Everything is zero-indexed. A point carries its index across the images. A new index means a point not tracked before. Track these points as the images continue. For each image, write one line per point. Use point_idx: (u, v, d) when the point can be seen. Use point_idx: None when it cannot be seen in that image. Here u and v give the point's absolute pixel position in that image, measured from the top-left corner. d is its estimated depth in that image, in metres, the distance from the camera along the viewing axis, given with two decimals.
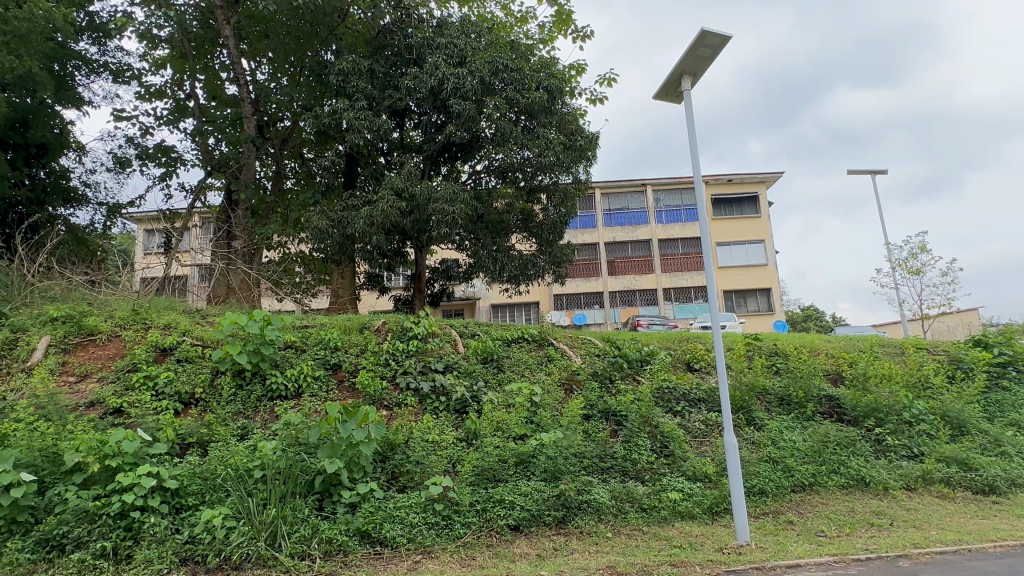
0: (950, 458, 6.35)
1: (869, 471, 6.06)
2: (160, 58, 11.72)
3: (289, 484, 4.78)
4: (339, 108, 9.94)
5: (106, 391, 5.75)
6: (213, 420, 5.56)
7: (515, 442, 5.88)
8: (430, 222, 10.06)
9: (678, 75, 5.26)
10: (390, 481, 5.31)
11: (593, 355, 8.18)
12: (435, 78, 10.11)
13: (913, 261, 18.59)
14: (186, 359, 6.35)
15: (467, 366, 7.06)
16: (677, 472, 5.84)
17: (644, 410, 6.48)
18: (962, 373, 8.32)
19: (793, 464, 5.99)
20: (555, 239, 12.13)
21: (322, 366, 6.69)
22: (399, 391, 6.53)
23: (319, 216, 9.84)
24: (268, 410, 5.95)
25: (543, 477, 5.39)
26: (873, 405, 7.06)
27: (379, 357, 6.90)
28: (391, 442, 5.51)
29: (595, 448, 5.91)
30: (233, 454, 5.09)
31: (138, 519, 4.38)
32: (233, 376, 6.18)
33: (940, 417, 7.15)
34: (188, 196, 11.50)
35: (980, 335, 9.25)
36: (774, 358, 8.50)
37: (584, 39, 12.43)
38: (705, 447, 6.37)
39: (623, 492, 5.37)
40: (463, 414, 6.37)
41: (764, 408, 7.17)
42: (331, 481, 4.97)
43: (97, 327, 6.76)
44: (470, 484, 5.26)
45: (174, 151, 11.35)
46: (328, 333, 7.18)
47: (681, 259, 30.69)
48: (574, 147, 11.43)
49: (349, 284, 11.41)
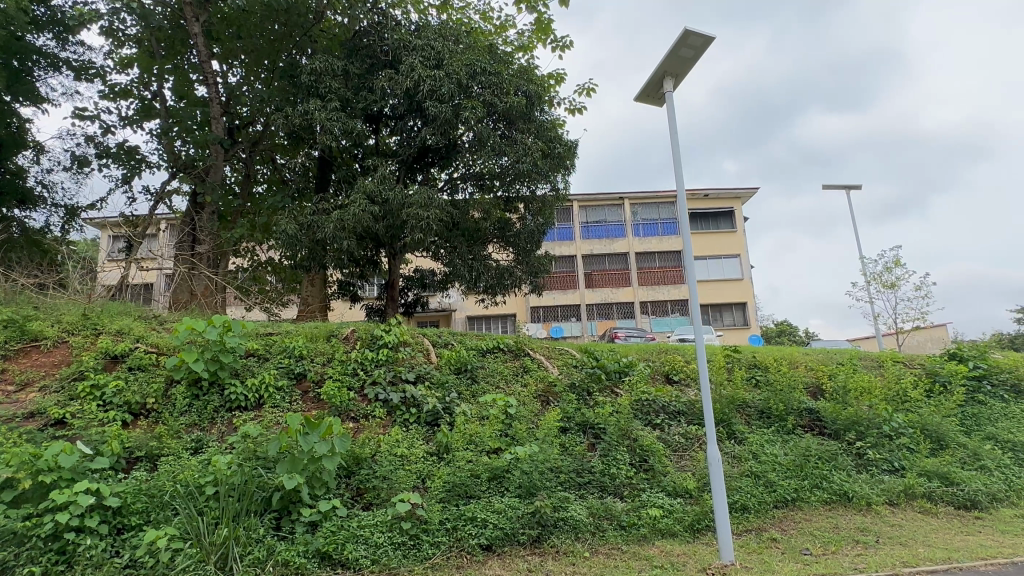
0: (932, 473, 6.24)
1: (852, 486, 5.90)
2: (126, 56, 11.33)
3: (244, 501, 4.44)
4: (311, 108, 9.62)
5: (48, 401, 5.33)
6: (164, 432, 5.18)
7: (488, 456, 5.61)
8: (404, 228, 9.78)
9: (661, 76, 5.12)
10: (354, 498, 4.99)
11: (571, 366, 7.95)
12: (411, 80, 9.88)
13: (887, 275, 18.80)
14: (138, 368, 5.95)
15: (440, 377, 6.78)
16: (657, 488, 5.61)
17: (622, 423, 6.24)
18: (940, 387, 8.28)
19: (775, 479, 5.82)
20: (533, 248, 11.92)
21: (286, 376, 6.34)
22: (367, 403, 6.19)
23: (288, 219, 9.48)
24: (226, 423, 5.58)
25: (517, 493, 5.11)
26: (854, 418, 6.94)
27: (347, 367, 6.56)
28: (357, 456, 5.20)
29: (572, 463, 5.66)
30: (184, 469, 4.73)
31: (72, 541, 4.01)
32: (189, 385, 5.79)
33: (920, 430, 7.06)
34: (151, 200, 11.03)
35: (955, 349, 9.27)
36: (753, 370, 8.38)
37: (564, 49, 12.34)
38: (685, 462, 6.15)
39: (600, 509, 5.13)
40: (434, 426, 6.06)
41: (745, 422, 7.02)
42: (291, 498, 4.65)
43: (42, 332, 6.30)
44: (440, 501, 4.97)
45: (137, 152, 10.91)
46: (293, 341, 6.83)
47: (658, 272, 30.82)
48: (553, 155, 11.26)
49: (319, 292, 11.04)
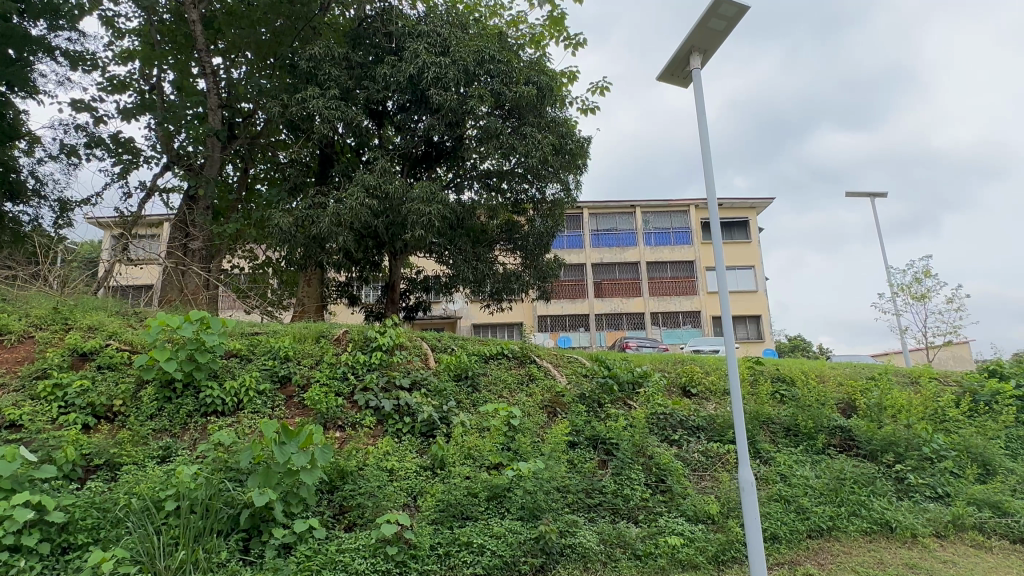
0: (981, 501, 5.59)
1: (894, 514, 5.27)
2: (125, 47, 11.04)
3: (207, 519, 3.91)
4: (308, 96, 9.17)
5: (4, 401, 4.83)
6: (127, 438, 4.68)
7: (489, 472, 5.05)
8: (405, 224, 9.28)
9: (688, 51, 4.61)
10: (336, 517, 4.44)
11: (581, 375, 7.39)
12: (414, 67, 9.42)
13: (916, 286, 18.06)
14: (107, 366, 5.47)
15: (437, 384, 6.21)
16: (675, 512, 5.00)
17: (637, 438, 5.66)
18: (982, 406, 7.62)
19: (807, 505, 5.23)
20: (541, 252, 11.40)
21: (269, 379, 5.80)
22: (357, 410, 5.64)
23: (282, 214, 8.98)
24: (199, 429, 5.06)
25: (520, 516, 4.53)
26: (891, 438, 6.33)
27: (335, 370, 6.01)
28: (342, 468, 4.67)
29: (580, 482, 5.09)
30: (145, 480, 4.22)
31: (5, 563, 3.48)
32: (160, 387, 5.29)
33: (963, 452, 6.42)
34: (145, 194, 10.61)
35: (995, 366, 8.58)
36: (778, 384, 7.76)
37: (577, 46, 11.87)
38: (706, 483, 5.54)
39: (613, 535, 4.54)
40: (430, 438, 5.51)
41: (769, 440, 6.43)
42: (262, 516, 4.11)
43: (6, 325, 5.81)
44: (432, 523, 4.40)
45: (132, 144, 10.51)
46: (279, 342, 6.32)
47: (669, 282, 30.20)
48: (564, 152, 10.74)
49: (315, 293, 10.51)
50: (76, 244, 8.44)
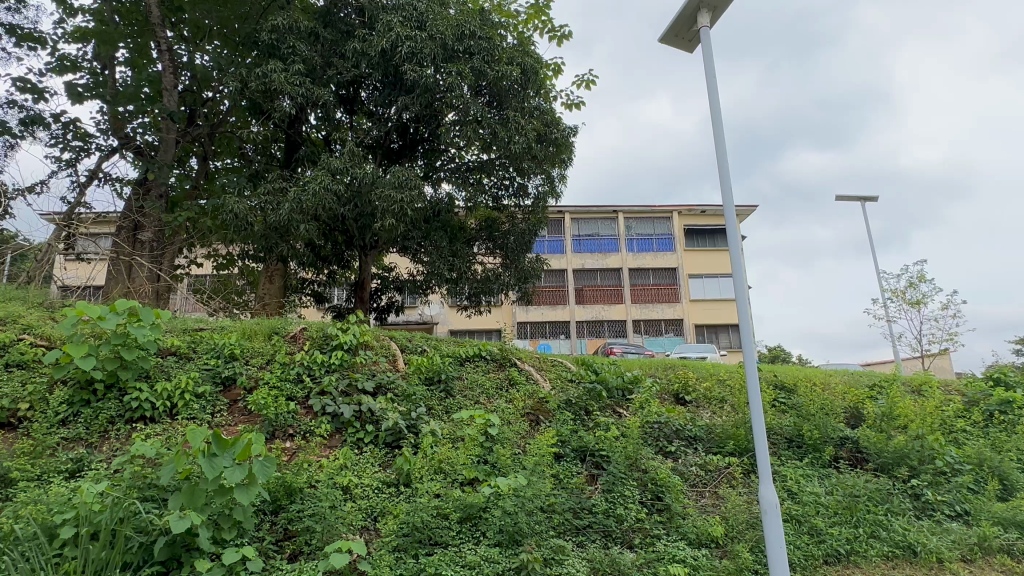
0: (1007, 521, 5.04)
1: (916, 535, 4.69)
2: (77, 25, 10.24)
3: (112, 550, 3.17)
4: (270, 70, 8.45)
5: None
6: (27, 449, 3.92)
7: (462, 489, 4.37)
8: (375, 215, 8.60)
9: (695, 8, 4.05)
10: (280, 544, 3.73)
11: (565, 380, 6.76)
12: (387, 40, 8.76)
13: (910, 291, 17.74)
14: (16, 365, 4.72)
15: (406, 388, 5.52)
16: (675, 535, 4.35)
17: (630, 450, 5.03)
18: (995, 418, 7.14)
19: (821, 526, 4.67)
20: (523, 250, 10.77)
21: (210, 380, 5.07)
22: (311, 417, 4.93)
23: (239, 200, 8.22)
24: (122, 438, 4.30)
25: (498, 541, 3.83)
26: (903, 450, 5.80)
27: (288, 372, 5.31)
28: (290, 485, 3.98)
29: (567, 500, 4.46)
30: (39, 500, 3.45)
31: None
32: (79, 389, 4.53)
33: (980, 466, 5.91)
34: (91, 181, 9.69)
35: (1002, 374, 8.15)
36: (777, 391, 7.22)
37: (563, 38, 11.35)
38: (705, 501, 4.93)
39: (605, 563, 3.85)
40: (395, 450, 4.81)
41: (773, 453, 5.86)
42: (184, 545, 3.37)
43: None
44: (394, 550, 3.71)
45: (79, 126, 9.64)
46: (225, 338, 5.59)
47: (652, 290, 29.84)
48: (548, 141, 10.16)
49: (276, 289, 9.73)
50: (26, 242, 7.71)
